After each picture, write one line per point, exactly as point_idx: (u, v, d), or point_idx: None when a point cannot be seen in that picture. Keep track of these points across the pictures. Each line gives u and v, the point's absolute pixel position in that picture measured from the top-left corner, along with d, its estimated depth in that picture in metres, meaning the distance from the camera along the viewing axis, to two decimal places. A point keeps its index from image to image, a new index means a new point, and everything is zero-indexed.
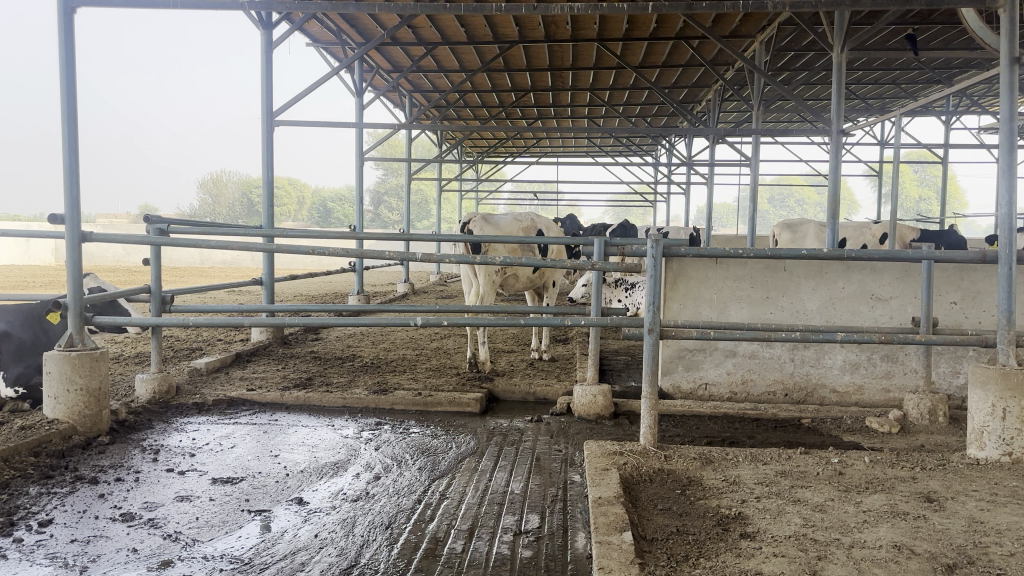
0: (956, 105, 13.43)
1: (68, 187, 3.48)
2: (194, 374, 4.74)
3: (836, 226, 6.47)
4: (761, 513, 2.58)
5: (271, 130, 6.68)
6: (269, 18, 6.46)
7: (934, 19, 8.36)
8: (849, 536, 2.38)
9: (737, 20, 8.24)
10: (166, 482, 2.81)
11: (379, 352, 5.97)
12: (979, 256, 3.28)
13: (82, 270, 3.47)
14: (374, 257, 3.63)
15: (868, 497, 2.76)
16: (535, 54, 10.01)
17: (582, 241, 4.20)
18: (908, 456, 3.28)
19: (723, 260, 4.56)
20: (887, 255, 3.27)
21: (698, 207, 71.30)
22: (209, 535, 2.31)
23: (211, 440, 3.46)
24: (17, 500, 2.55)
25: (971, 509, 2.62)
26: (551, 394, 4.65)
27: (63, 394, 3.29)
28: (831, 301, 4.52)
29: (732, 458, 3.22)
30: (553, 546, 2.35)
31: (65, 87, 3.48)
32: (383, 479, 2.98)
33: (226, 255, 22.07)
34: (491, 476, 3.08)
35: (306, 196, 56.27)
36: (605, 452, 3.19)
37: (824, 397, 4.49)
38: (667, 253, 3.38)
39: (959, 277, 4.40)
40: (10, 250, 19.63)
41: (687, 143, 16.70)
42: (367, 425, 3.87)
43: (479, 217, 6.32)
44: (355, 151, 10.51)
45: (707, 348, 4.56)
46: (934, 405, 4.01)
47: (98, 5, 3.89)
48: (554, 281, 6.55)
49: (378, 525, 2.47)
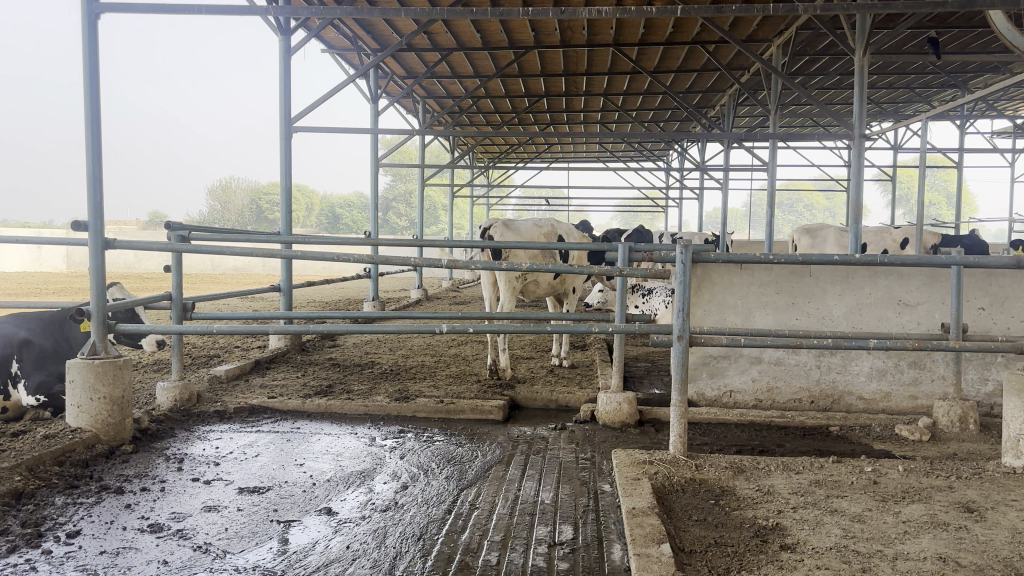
0: (972, 109, 13.32)
1: (91, 194, 3.47)
2: (215, 382, 4.72)
3: (858, 231, 6.36)
4: (800, 525, 2.51)
5: (290, 137, 6.68)
6: (286, 24, 6.47)
7: (952, 23, 8.28)
8: (892, 548, 2.32)
9: (755, 23, 8.17)
10: (192, 492, 2.78)
11: (398, 358, 5.95)
12: (1012, 260, 3.17)
13: (104, 278, 3.45)
14: (396, 263, 3.55)
15: (906, 506, 2.69)
16: (549, 59, 10.01)
17: (605, 246, 4.13)
18: (942, 464, 3.20)
19: (748, 266, 4.50)
20: (918, 260, 3.19)
21: (709, 211, 71.14)
22: (240, 547, 2.28)
23: (236, 448, 3.43)
24: (44, 511, 2.53)
25: (1013, 520, 2.54)
26: (573, 402, 4.59)
27: (86, 403, 3.27)
28: (858, 307, 4.45)
29: (763, 467, 3.16)
30: (589, 558, 2.30)
31: (88, 93, 3.46)
32: (411, 488, 2.94)
33: (238, 261, 22.19)
34: (519, 485, 3.03)
35: (317, 202, 56.57)
36: (634, 462, 3.13)
37: (850, 405, 4.42)
38: (696, 257, 3.31)
39: (988, 282, 4.32)
40: (22, 257, 19.90)
41: (700, 147, 16.58)
42: (391, 433, 3.84)
43: (500, 223, 6.27)
44: (370, 158, 10.51)
45: (732, 355, 4.51)
46: (965, 412, 3.91)
47: (121, 10, 3.88)
48: (574, 287, 6.51)
49: (409, 536, 2.43)
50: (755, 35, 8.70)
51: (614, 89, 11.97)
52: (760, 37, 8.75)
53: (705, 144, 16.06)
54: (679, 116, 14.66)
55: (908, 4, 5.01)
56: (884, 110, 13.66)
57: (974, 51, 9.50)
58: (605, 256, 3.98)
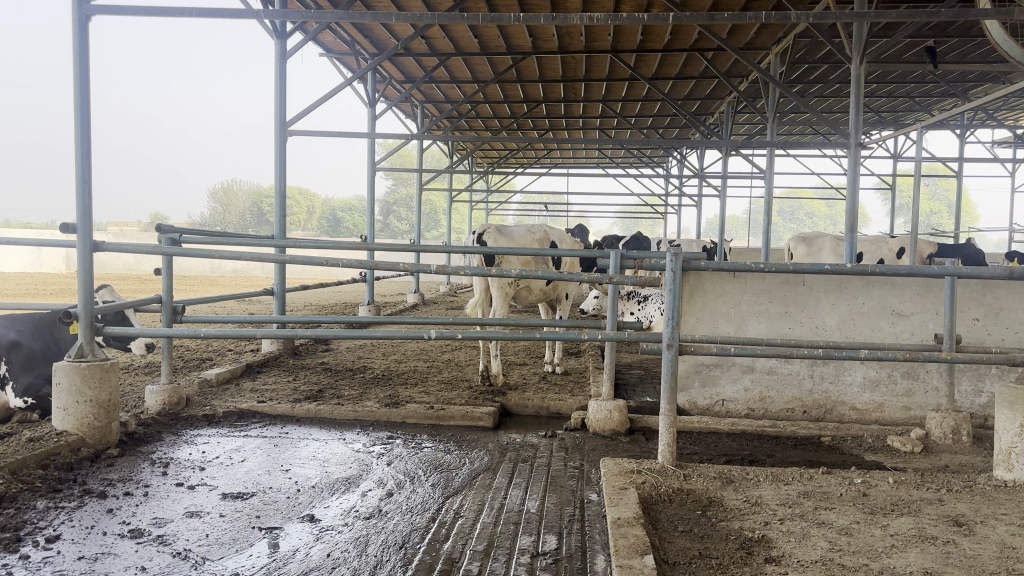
0: (972, 119, 13.32)
1: (80, 197, 3.44)
2: (205, 386, 4.70)
3: (853, 240, 6.32)
4: (786, 537, 2.49)
5: (285, 140, 6.66)
6: (283, 27, 6.47)
7: (952, 32, 8.28)
8: (878, 561, 2.29)
9: (754, 29, 8.18)
10: (176, 497, 2.76)
11: (390, 364, 5.92)
12: (1005, 272, 3.10)
13: (92, 279, 3.43)
14: (386, 268, 3.48)
15: (895, 520, 2.67)
16: (548, 64, 10.02)
17: (598, 253, 4.10)
18: (934, 477, 3.16)
19: (741, 274, 4.49)
20: (908, 270, 3.15)
21: (710, 219, 71.18)
22: (219, 553, 2.25)
23: (222, 453, 3.42)
24: (25, 514, 2.51)
25: (1002, 534, 2.51)
26: (564, 409, 4.58)
27: (72, 406, 3.25)
28: (851, 316, 4.43)
29: (752, 478, 3.13)
30: (572, 569, 2.27)
31: (78, 93, 3.44)
32: (396, 496, 2.92)
33: (237, 264, 22.27)
34: (506, 493, 3.01)
35: (317, 205, 56.61)
36: (622, 470, 3.11)
37: (843, 415, 4.39)
38: (687, 265, 3.28)
39: (981, 294, 4.31)
40: (21, 259, 19.99)
41: (700, 154, 16.55)
42: (379, 439, 3.82)
43: (494, 228, 6.31)
44: (367, 162, 10.50)
45: (724, 364, 4.49)
46: (957, 424, 3.89)
47: (114, 12, 3.86)
48: (567, 293, 6.49)
49: (391, 544, 2.41)
50: (753, 43, 8.71)
51: (614, 95, 11.94)
52: (758, 45, 8.77)
53: (704, 151, 16.07)
54: (678, 123, 14.67)
55: (904, 13, 5.01)
56: (884, 118, 13.67)
57: (974, 61, 9.49)
58: (597, 263, 3.94)
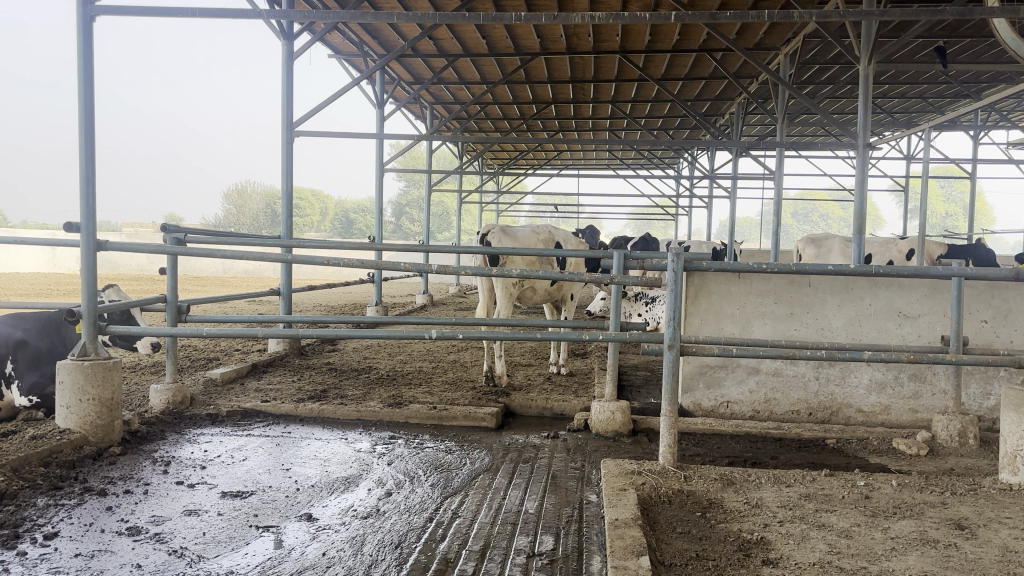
0: (988, 120, 13.16)
1: (83, 197, 3.47)
2: (210, 385, 4.73)
3: (863, 241, 6.25)
4: (784, 539, 2.47)
5: (292, 141, 6.70)
6: (290, 28, 6.51)
7: (964, 32, 8.19)
8: (877, 564, 2.27)
9: (763, 29, 8.14)
10: (175, 495, 2.78)
11: (395, 364, 5.93)
12: (1013, 274, 3.04)
13: (95, 278, 3.46)
14: (389, 268, 3.47)
15: (896, 523, 2.63)
16: (555, 65, 10.01)
17: (601, 253, 4.07)
18: (937, 480, 3.13)
19: (747, 275, 4.46)
20: (912, 271, 3.10)
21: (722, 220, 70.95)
22: (215, 552, 2.26)
23: (223, 452, 3.43)
24: (24, 512, 2.53)
25: (1004, 538, 2.47)
26: (567, 410, 4.57)
27: (75, 404, 3.28)
28: (858, 318, 4.39)
29: (753, 480, 3.10)
30: (567, 569, 2.27)
31: (82, 92, 3.48)
32: (394, 495, 2.92)
33: (249, 265, 22.45)
34: (505, 494, 3.00)
35: (330, 207, 56.94)
36: (623, 472, 3.09)
37: (849, 417, 4.35)
38: (689, 266, 3.26)
39: (990, 295, 4.25)
40: (36, 258, 20.26)
41: (710, 155, 16.46)
42: (381, 439, 3.82)
43: (499, 229, 6.25)
44: (375, 163, 10.54)
45: (729, 365, 4.46)
46: (964, 427, 3.81)
47: (120, 12, 3.90)
48: (572, 293, 6.47)
49: (387, 544, 2.41)
50: (761, 43, 8.66)
51: (622, 96, 11.91)
52: (767, 45, 8.72)
53: (715, 152, 15.97)
54: (688, 124, 14.62)
55: (913, 11, 4.95)
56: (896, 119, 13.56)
57: (988, 61, 9.38)
58: (600, 264, 3.92)
